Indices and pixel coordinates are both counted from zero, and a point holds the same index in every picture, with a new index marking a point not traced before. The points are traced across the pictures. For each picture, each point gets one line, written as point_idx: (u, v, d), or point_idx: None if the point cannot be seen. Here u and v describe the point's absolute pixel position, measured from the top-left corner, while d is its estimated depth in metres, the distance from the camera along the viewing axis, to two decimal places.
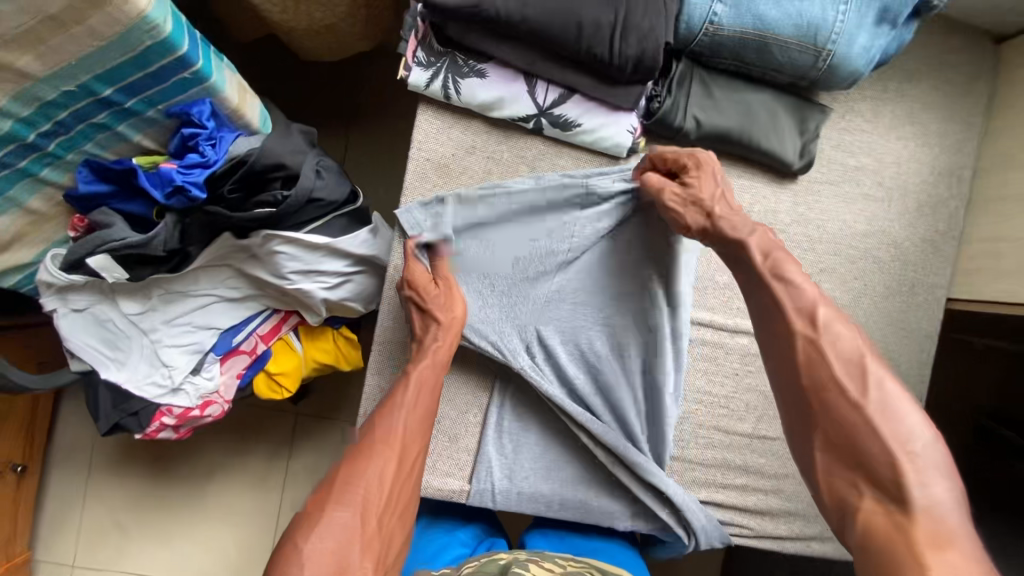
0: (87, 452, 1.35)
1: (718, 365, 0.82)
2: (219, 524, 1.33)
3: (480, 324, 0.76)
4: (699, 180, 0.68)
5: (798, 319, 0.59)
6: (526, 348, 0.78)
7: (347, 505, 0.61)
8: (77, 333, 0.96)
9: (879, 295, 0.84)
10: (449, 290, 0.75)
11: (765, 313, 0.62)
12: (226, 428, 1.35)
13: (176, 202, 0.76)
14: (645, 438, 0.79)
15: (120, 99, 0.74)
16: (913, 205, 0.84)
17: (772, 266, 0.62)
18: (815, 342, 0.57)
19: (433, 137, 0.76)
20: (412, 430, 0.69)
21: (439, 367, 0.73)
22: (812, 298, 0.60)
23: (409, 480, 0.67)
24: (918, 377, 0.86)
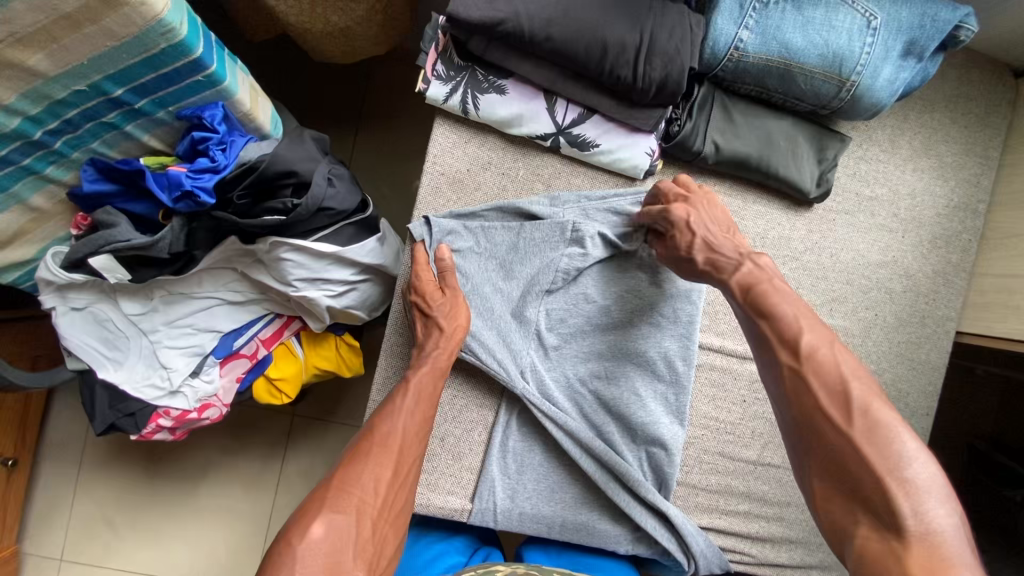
0: (79, 447, 1.33)
1: (726, 391, 0.81)
2: (210, 524, 1.31)
3: (483, 345, 0.74)
4: (680, 235, 0.67)
5: (783, 347, 0.59)
6: (523, 372, 0.75)
7: (342, 508, 0.60)
8: (75, 332, 0.94)
9: (889, 325, 0.83)
10: (454, 299, 0.73)
11: (756, 342, 0.63)
12: (223, 428, 1.34)
13: (183, 206, 0.75)
14: (640, 460, 0.78)
15: (131, 99, 0.72)
16: (926, 237, 0.83)
17: (756, 299, 0.62)
18: (800, 371, 0.57)
19: (448, 151, 0.75)
20: (409, 437, 0.68)
21: (438, 375, 0.71)
22: (796, 325, 0.59)
23: (403, 487, 0.66)
24: (926, 409, 0.85)
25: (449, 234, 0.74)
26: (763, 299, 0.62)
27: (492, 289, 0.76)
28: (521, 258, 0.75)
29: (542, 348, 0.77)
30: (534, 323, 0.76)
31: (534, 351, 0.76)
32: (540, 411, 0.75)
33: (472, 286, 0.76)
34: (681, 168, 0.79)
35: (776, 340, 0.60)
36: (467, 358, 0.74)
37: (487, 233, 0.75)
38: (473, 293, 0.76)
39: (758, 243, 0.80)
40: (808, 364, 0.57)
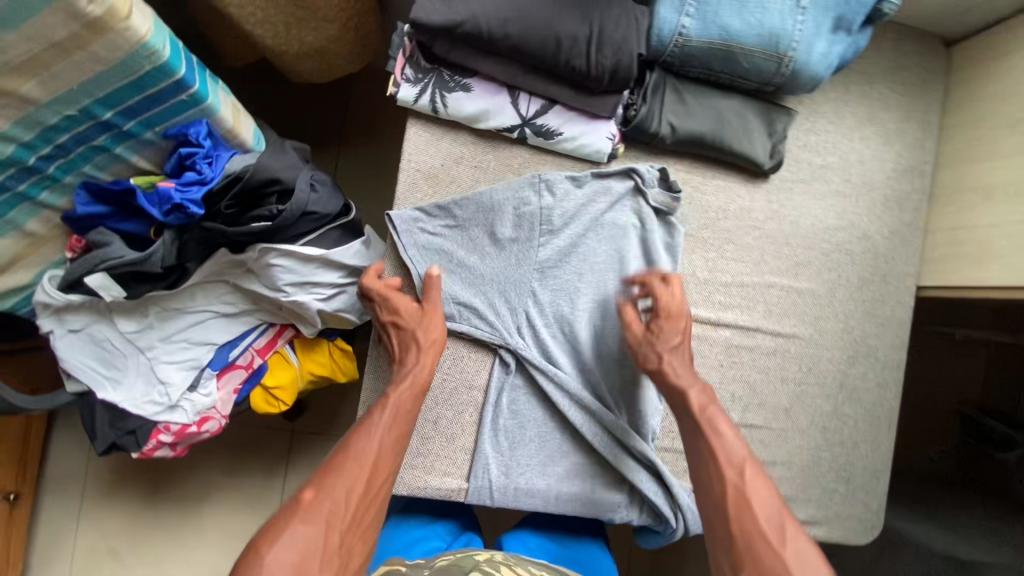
0: (80, 485, 1.42)
1: (703, 356, 0.84)
2: (217, 544, 1.44)
3: (476, 309, 0.79)
4: (664, 326, 0.75)
5: (728, 466, 0.67)
6: (520, 328, 0.80)
7: (312, 520, 0.59)
8: (73, 355, 0.97)
9: (853, 286, 0.88)
10: (430, 316, 0.76)
11: (701, 458, 0.70)
12: (225, 451, 1.46)
13: (173, 218, 0.79)
14: (628, 417, 0.82)
15: (120, 121, 0.77)
16: (880, 198, 0.88)
17: (707, 418, 0.71)
18: (743, 490, 0.64)
19: (422, 149, 0.78)
20: (384, 450, 0.68)
21: (417, 391, 0.73)
22: (738, 453, 0.68)
23: (374, 502, 0.65)
24: (896, 363, 0.89)
25: (429, 208, 0.77)
26: (710, 419, 0.71)
27: (480, 261, 0.79)
28: (502, 231, 0.79)
29: (538, 305, 0.81)
30: (529, 282, 0.80)
31: (530, 310, 0.80)
32: (532, 370, 0.80)
33: (454, 260, 0.79)
34: (642, 149, 0.84)
35: (722, 462, 0.67)
36: (456, 327, 0.79)
37: (465, 208, 0.78)
38: (448, 267, 0.79)
39: (719, 214, 0.85)
40: (750, 488, 0.64)
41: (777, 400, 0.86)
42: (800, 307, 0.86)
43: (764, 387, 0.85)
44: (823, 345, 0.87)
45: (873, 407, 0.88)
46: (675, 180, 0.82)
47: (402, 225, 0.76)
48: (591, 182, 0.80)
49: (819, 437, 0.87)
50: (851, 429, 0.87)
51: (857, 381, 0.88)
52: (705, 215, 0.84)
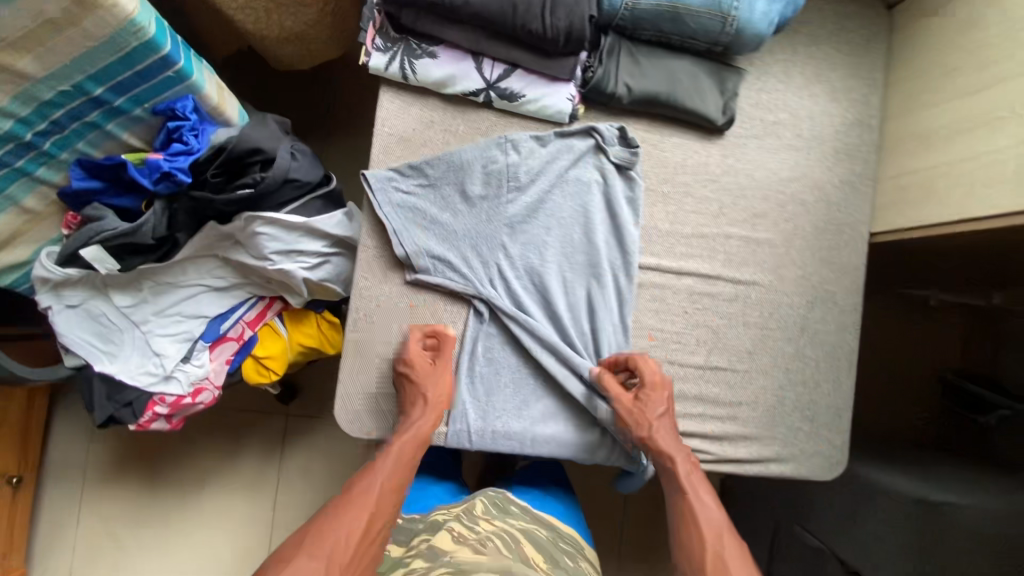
0: (80, 470, 1.48)
1: (667, 303, 0.89)
2: (214, 531, 1.48)
3: (450, 263, 0.83)
4: (649, 398, 0.81)
5: (707, 530, 0.75)
6: (492, 280, 0.85)
7: (316, 555, 0.66)
8: (72, 330, 1.01)
9: (808, 233, 0.93)
10: (440, 371, 0.81)
11: (682, 520, 0.77)
12: (218, 438, 1.51)
13: (163, 186, 0.84)
14: (596, 361, 0.87)
15: (110, 97, 0.82)
16: (830, 151, 0.94)
17: (691, 483, 0.79)
18: (722, 553, 0.73)
19: (395, 114, 0.83)
20: (385, 494, 0.74)
21: (418, 442, 0.78)
22: (716, 518, 0.76)
23: (374, 543, 0.70)
24: (854, 306, 0.94)
25: (403, 170, 0.82)
26: (693, 486, 0.78)
27: (452, 218, 0.84)
28: (472, 190, 0.84)
29: (508, 257, 0.86)
30: (499, 237, 0.85)
31: (501, 262, 0.85)
32: (505, 319, 0.85)
33: (428, 217, 0.83)
34: (602, 111, 0.89)
35: (704, 525, 0.75)
36: (431, 280, 0.83)
37: (437, 169, 0.83)
38: (422, 223, 0.83)
39: (677, 170, 0.90)
40: (728, 551, 0.73)
41: (740, 343, 0.90)
42: (759, 255, 0.91)
43: (727, 331, 0.90)
44: (781, 291, 0.92)
45: (834, 349, 0.92)
46: (634, 137, 0.87)
47: (378, 185, 0.81)
48: (554, 140, 0.86)
49: (782, 378, 0.91)
50: (813, 370, 0.92)
51: (816, 324, 0.92)
52: (664, 171, 0.90)
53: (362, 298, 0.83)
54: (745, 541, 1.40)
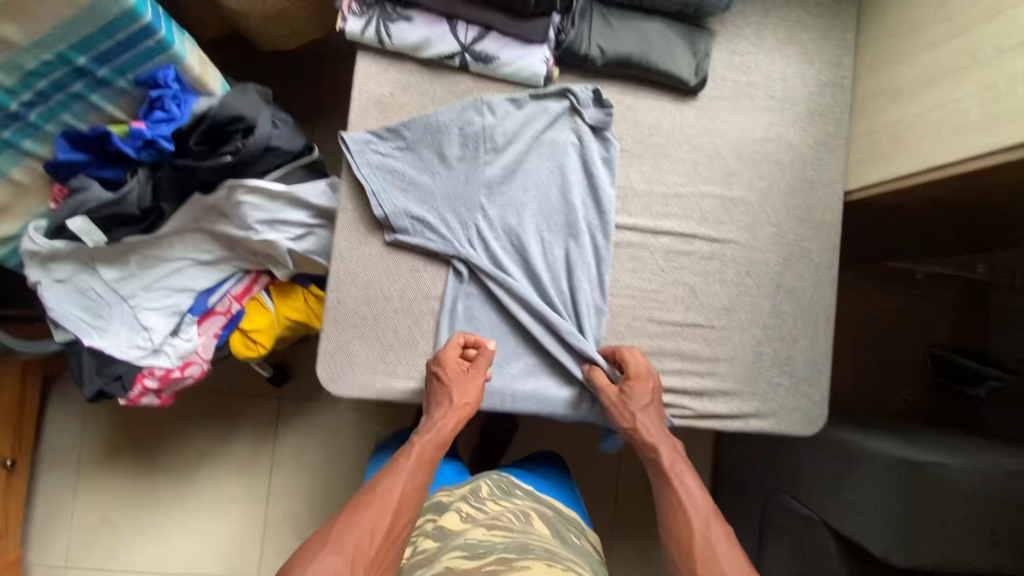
0: (75, 455, 1.49)
1: (644, 263, 0.91)
2: (209, 516, 1.49)
3: (430, 224, 0.85)
4: (633, 388, 0.83)
5: (694, 517, 0.74)
6: (470, 240, 0.87)
7: (341, 550, 0.66)
8: (61, 304, 1.03)
9: (783, 192, 0.94)
10: (472, 376, 0.82)
11: (669, 510, 0.76)
12: (210, 421, 1.51)
13: (146, 153, 0.89)
14: (574, 319, 0.89)
15: (93, 68, 0.84)
16: (803, 111, 0.95)
17: (676, 472, 0.79)
18: (710, 539, 0.71)
19: (372, 79, 0.85)
20: (409, 493, 0.74)
21: (439, 442, 0.80)
22: (704, 506, 0.75)
23: (397, 542, 0.70)
24: (829, 263, 0.95)
25: (382, 134, 0.84)
26: (678, 477, 0.78)
27: (431, 180, 0.85)
28: (450, 152, 0.85)
29: (487, 218, 0.87)
30: (477, 198, 0.87)
31: (480, 223, 0.87)
32: (484, 279, 0.87)
33: (407, 179, 0.85)
34: (577, 74, 0.91)
35: (690, 512, 0.74)
36: (410, 241, 0.85)
37: (414, 131, 0.84)
38: (401, 185, 0.85)
39: (651, 131, 0.91)
40: (715, 537, 0.72)
41: (718, 300, 0.92)
42: (734, 214, 0.93)
43: (704, 289, 0.92)
44: (756, 249, 0.93)
45: (810, 305, 0.94)
46: (607, 97, 0.89)
47: (357, 148, 0.83)
48: (530, 103, 0.87)
49: (759, 334, 0.93)
50: (789, 326, 0.94)
51: (792, 281, 0.94)
52: (639, 132, 0.91)
53: (343, 260, 0.84)
54: (733, 508, 1.41)
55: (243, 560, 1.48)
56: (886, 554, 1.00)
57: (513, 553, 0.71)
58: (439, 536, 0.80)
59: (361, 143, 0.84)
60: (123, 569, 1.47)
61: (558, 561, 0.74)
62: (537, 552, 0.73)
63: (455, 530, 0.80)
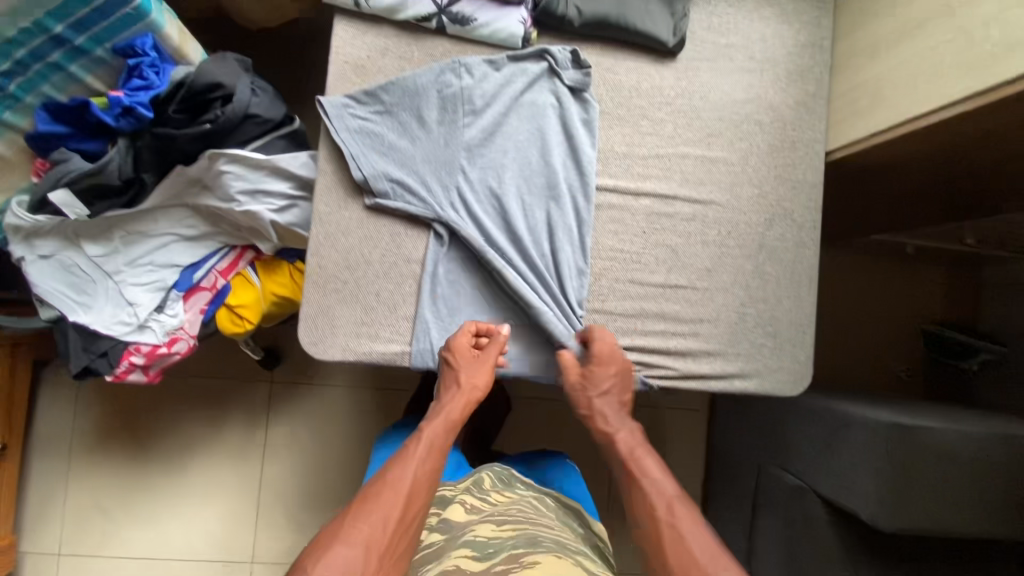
0: (65, 443, 1.41)
1: (626, 225, 0.91)
2: (201, 505, 1.41)
3: (410, 186, 0.84)
4: (595, 373, 0.84)
5: (659, 503, 0.71)
6: (452, 203, 0.86)
7: (353, 541, 0.63)
8: (45, 279, 1.01)
9: (764, 152, 0.94)
10: (480, 361, 0.83)
11: (633, 499, 0.74)
12: (200, 407, 1.43)
13: (125, 122, 0.87)
14: (556, 281, 0.89)
15: (71, 36, 0.84)
16: (783, 72, 0.95)
17: (635, 458, 0.78)
18: (674, 518, 0.68)
19: (350, 42, 0.85)
20: (421, 480, 0.73)
21: (448, 428, 0.81)
22: (669, 491, 0.72)
23: (410, 530, 0.68)
24: (812, 223, 0.95)
25: (360, 98, 0.84)
26: (638, 463, 0.77)
27: (410, 143, 0.85)
28: (429, 116, 0.85)
29: (468, 182, 0.87)
30: (458, 160, 0.86)
31: (461, 186, 0.87)
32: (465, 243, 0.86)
33: (386, 142, 0.85)
34: (555, 37, 0.91)
35: (653, 495, 0.72)
36: (390, 203, 0.84)
37: (393, 93, 0.84)
38: (380, 148, 0.84)
39: (631, 92, 0.91)
40: (680, 516, 0.69)
41: (700, 261, 0.92)
42: (715, 174, 0.93)
43: (685, 250, 0.92)
44: (738, 210, 0.93)
45: (793, 265, 0.95)
46: (585, 58, 0.89)
47: (335, 112, 0.83)
48: (508, 67, 0.88)
49: (742, 295, 0.93)
50: (773, 286, 0.94)
51: (775, 242, 0.94)
52: (618, 94, 0.91)
53: (324, 224, 0.84)
54: (723, 480, 1.40)
55: (242, 552, 1.40)
56: (874, 519, 0.96)
57: (523, 548, 0.69)
58: (445, 530, 0.78)
59: (339, 106, 0.84)
60: (115, 560, 1.39)
61: (569, 554, 0.71)
62: (547, 544, 0.71)
63: (460, 523, 0.79)
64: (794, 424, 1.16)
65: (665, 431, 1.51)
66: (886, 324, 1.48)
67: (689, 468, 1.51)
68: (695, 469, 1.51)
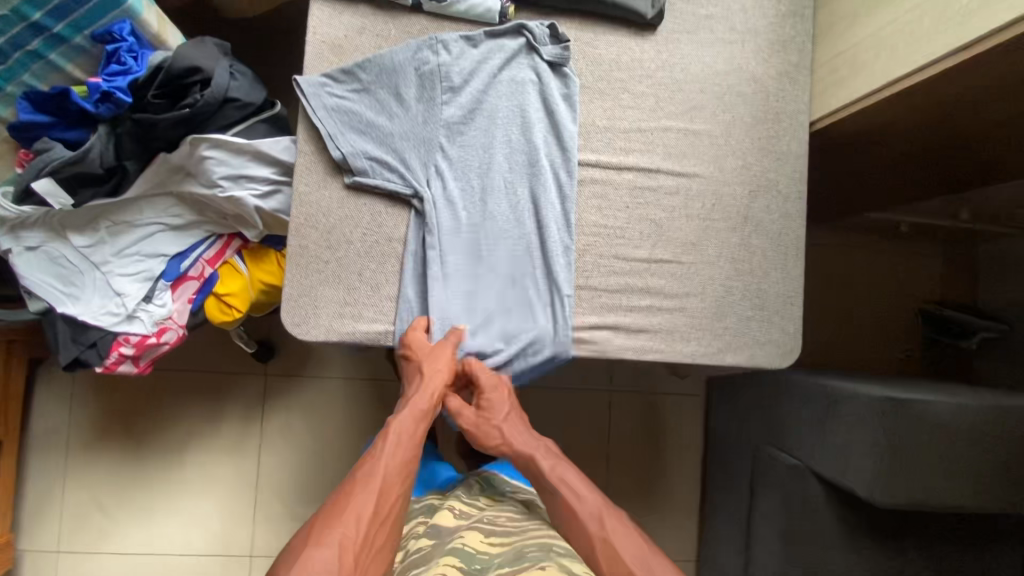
0: (63, 439, 1.39)
1: (610, 200, 0.90)
2: (200, 496, 1.40)
3: (388, 164, 0.84)
4: (489, 405, 0.83)
5: (590, 520, 0.70)
6: (430, 180, 0.86)
7: (327, 542, 0.62)
8: (33, 271, 1.01)
9: (747, 124, 0.94)
10: (436, 349, 0.83)
11: (563, 517, 0.73)
12: (195, 401, 1.42)
13: (104, 108, 0.88)
14: (537, 257, 0.88)
15: (49, 23, 0.84)
16: (764, 43, 0.95)
17: (556, 474, 0.77)
18: (605, 529, 0.69)
19: (326, 22, 0.85)
20: (392, 474, 0.72)
21: (416, 417, 0.80)
22: (594, 504, 0.72)
23: (386, 526, 0.68)
24: (797, 194, 0.95)
25: (336, 77, 0.84)
26: (557, 478, 0.77)
27: (389, 121, 0.85)
28: (405, 94, 0.85)
29: (447, 159, 0.87)
30: (436, 138, 0.86)
31: (439, 164, 0.86)
32: (446, 219, 0.86)
33: (363, 120, 0.84)
34: (533, 12, 0.90)
35: (580, 508, 0.72)
36: (369, 183, 0.84)
37: (370, 71, 0.84)
38: (358, 127, 0.84)
39: (612, 66, 0.91)
40: (611, 526, 0.69)
41: (684, 235, 0.91)
42: (698, 147, 0.92)
43: (670, 224, 0.91)
44: (723, 182, 0.93)
45: (780, 236, 0.94)
46: (564, 32, 0.89)
47: (311, 91, 0.83)
48: (484, 43, 0.87)
49: (728, 268, 0.92)
50: (760, 258, 0.93)
51: (760, 214, 0.93)
52: (598, 67, 0.91)
53: (304, 204, 0.84)
54: (720, 463, 1.39)
55: (242, 543, 1.40)
56: (871, 494, 0.95)
57: (509, 566, 0.66)
58: (434, 534, 0.77)
59: (315, 86, 0.84)
60: (116, 555, 1.38)
61: (554, 557, 0.68)
62: (533, 553, 0.69)
63: (448, 527, 0.78)
64: (788, 404, 1.15)
65: (662, 417, 1.49)
66: (883, 303, 1.46)
67: (687, 451, 1.50)
68: (693, 455, 1.50)
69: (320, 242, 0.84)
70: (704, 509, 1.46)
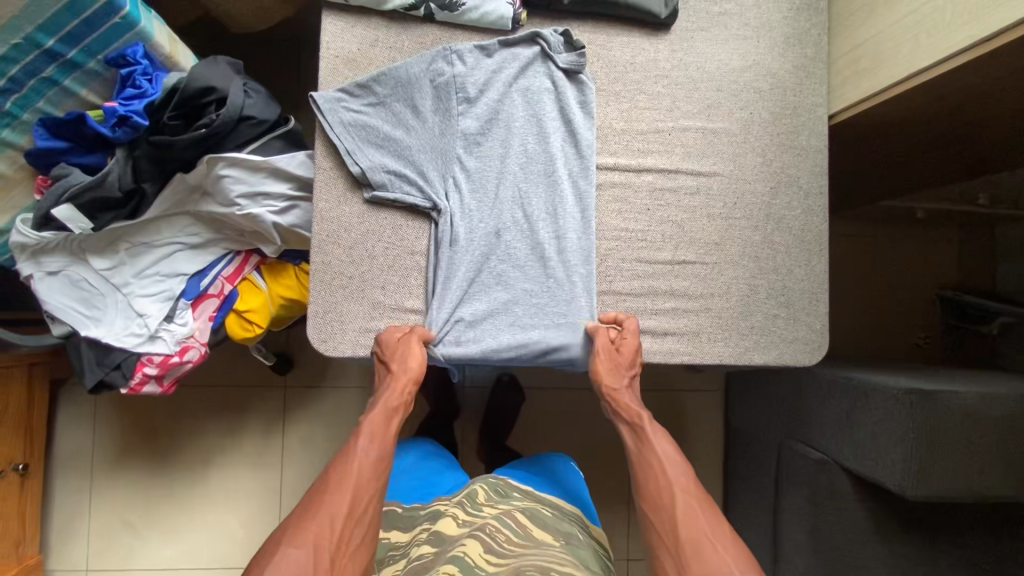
0: (88, 458, 1.40)
1: (631, 203, 0.90)
2: (225, 509, 1.41)
3: (406, 176, 0.84)
4: (625, 345, 0.83)
5: (675, 478, 0.73)
6: (447, 192, 0.86)
7: (301, 542, 0.61)
8: (55, 296, 1.01)
9: (765, 120, 0.93)
10: (406, 345, 0.80)
11: (645, 469, 0.76)
12: (217, 415, 1.42)
13: (122, 132, 0.88)
14: (557, 265, 0.87)
15: (62, 49, 0.84)
16: (780, 37, 0.93)
17: (651, 431, 0.79)
18: (692, 502, 0.71)
19: (339, 36, 0.84)
20: (366, 472, 0.69)
21: (389, 412, 0.77)
22: (683, 467, 0.74)
23: (362, 522, 0.66)
24: (818, 189, 0.94)
25: (351, 91, 0.83)
26: (656, 438, 0.78)
27: (406, 134, 0.84)
28: (421, 102, 0.84)
29: (464, 170, 0.86)
30: (454, 149, 0.86)
31: (458, 174, 0.86)
32: (464, 231, 0.86)
33: (381, 132, 0.84)
34: (545, 17, 0.89)
35: (672, 473, 0.74)
36: (389, 195, 0.84)
37: (385, 84, 0.84)
38: (375, 140, 0.84)
39: (626, 67, 0.90)
40: (697, 502, 0.71)
41: (706, 235, 0.91)
42: (717, 146, 0.91)
43: (691, 224, 0.90)
44: (743, 180, 0.92)
45: (802, 232, 0.93)
46: (578, 39, 0.88)
47: (330, 105, 0.82)
48: (500, 50, 0.87)
49: (752, 267, 0.91)
50: (783, 256, 0.92)
51: (782, 211, 0.93)
52: (614, 70, 0.90)
53: (324, 221, 0.83)
54: (743, 457, 1.38)
55: None
56: (901, 488, 0.93)
57: None
58: (436, 542, 0.76)
59: (332, 99, 0.83)
60: (143, 571, 1.39)
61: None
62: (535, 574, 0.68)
63: (452, 536, 0.77)
64: (812, 399, 1.14)
65: (682, 413, 1.49)
66: (901, 292, 1.45)
67: (709, 446, 1.50)
68: (714, 451, 1.50)
69: (343, 259, 0.84)
70: (728, 504, 1.45)
